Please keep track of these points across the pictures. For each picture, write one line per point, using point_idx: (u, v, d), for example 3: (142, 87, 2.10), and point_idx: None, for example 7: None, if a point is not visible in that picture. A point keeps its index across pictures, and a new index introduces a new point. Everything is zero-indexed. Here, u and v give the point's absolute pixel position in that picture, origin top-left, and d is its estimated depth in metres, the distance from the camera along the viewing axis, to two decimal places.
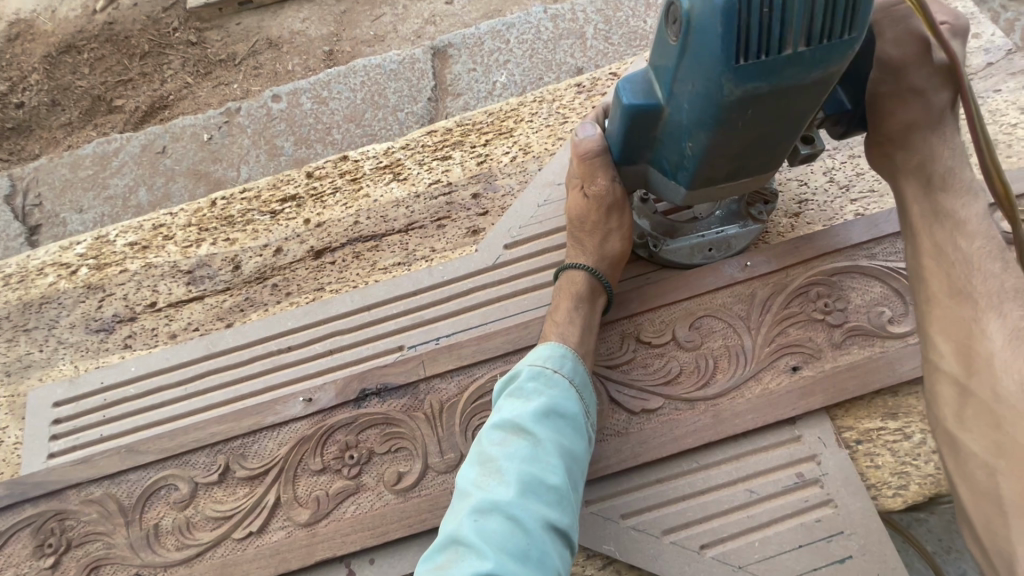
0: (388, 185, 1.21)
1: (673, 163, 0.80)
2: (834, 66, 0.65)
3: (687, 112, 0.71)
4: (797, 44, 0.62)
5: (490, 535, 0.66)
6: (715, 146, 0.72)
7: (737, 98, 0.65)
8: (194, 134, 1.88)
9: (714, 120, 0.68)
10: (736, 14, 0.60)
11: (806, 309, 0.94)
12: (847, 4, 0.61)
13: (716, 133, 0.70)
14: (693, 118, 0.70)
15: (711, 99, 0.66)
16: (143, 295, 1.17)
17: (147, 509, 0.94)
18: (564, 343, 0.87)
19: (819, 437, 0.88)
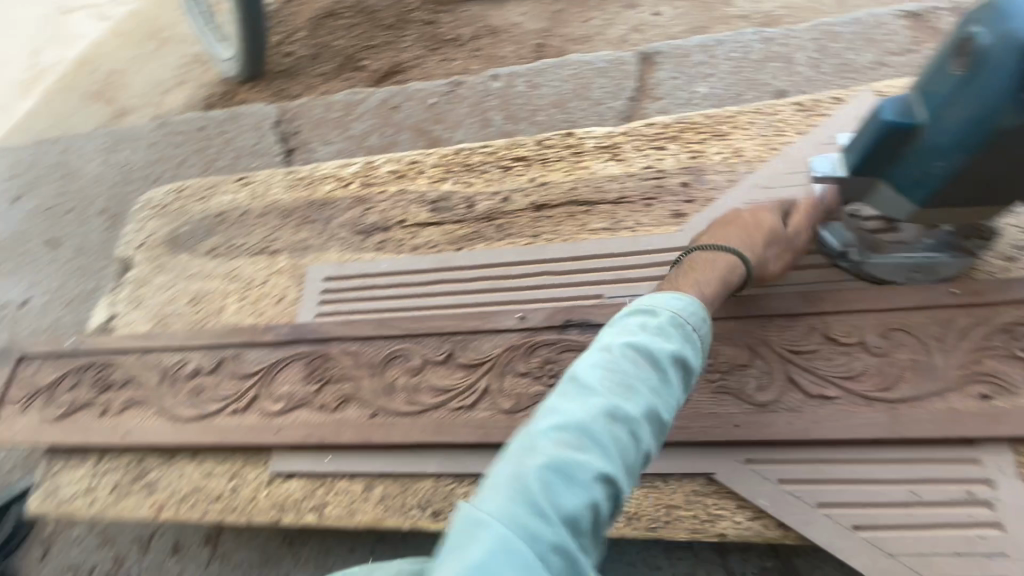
0: (606, 163, 1.39)
1: (908, 182, 0.90)
2: None
3: (952, 133, 0.81)
4: None
5: (618, 442, 0.68)
6: (973, 168, 0.82)
7: (1015, 125, 0.75)
8: (423, 96, 2.23)
9: (982, 143, 0.78)
10: None
11: (1008, 346, 0.97)
12: None
13: (979, 155, 0.80)
14: (959, 140, 0.80)
15: (986, 123, 0.77)
16: (396, 212, 1.47)
17: (387, 368, 1.22)
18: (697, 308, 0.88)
19: (999, 464, 0.92)
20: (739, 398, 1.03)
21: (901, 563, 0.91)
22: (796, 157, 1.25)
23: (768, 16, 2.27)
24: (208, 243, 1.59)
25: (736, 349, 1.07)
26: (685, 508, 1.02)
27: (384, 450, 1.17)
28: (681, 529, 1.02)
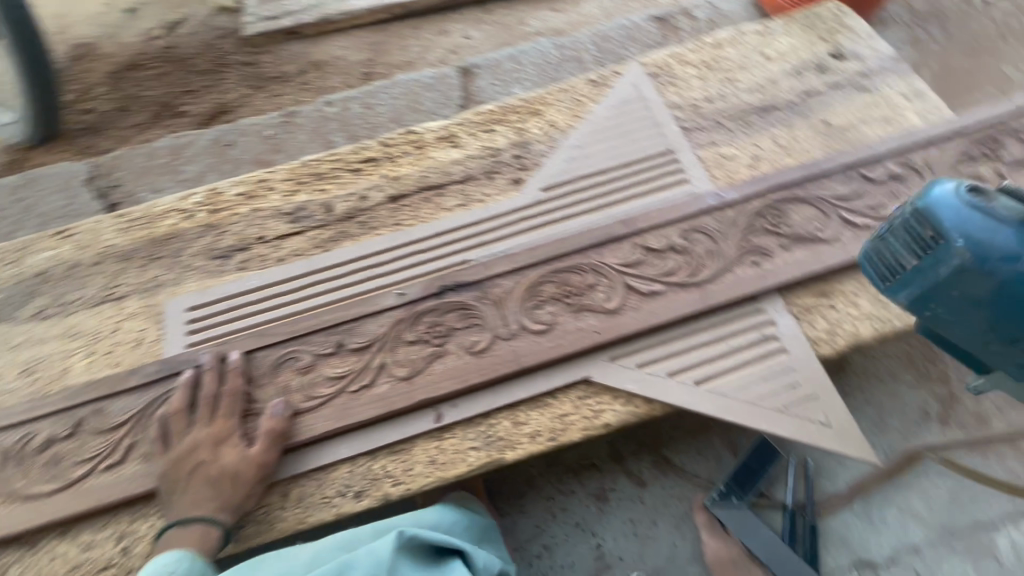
0: (448, 150, 1.56)
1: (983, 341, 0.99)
2: (953, 258, 0.92)
3: (936, 315, 0.99)
4: (909, 260, 0.97)
5: None
6: (988, 301, 0.93)
7: (942, 278, 0.94)
8: (257, 130, 2.21)
9: (963, 301, 0.95)
10: (887, 275, 1.01)
11: (763, 224, 1.32)
12: (919, 235, 0.95)
13: (978, 307, 0.94)
14: (943, 317, 0.99)
15: (934, 294, 0.96)
16: (254, 230, 1.47)
17: (277, 375, 1.22)
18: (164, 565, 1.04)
19: (775, 308, 1.25)
20: (595, 311, 1.24)
21: (731, 398, 1.17)
22: (596, 120, 1.54)
23: (559, 27, 2.64)
24: (34, 306, 1.41)
25: (583, 274, 1.28)
26: (574, 412, 1.20)
27: (290, 453, 1.17)
28: (575, 430, 1.19)
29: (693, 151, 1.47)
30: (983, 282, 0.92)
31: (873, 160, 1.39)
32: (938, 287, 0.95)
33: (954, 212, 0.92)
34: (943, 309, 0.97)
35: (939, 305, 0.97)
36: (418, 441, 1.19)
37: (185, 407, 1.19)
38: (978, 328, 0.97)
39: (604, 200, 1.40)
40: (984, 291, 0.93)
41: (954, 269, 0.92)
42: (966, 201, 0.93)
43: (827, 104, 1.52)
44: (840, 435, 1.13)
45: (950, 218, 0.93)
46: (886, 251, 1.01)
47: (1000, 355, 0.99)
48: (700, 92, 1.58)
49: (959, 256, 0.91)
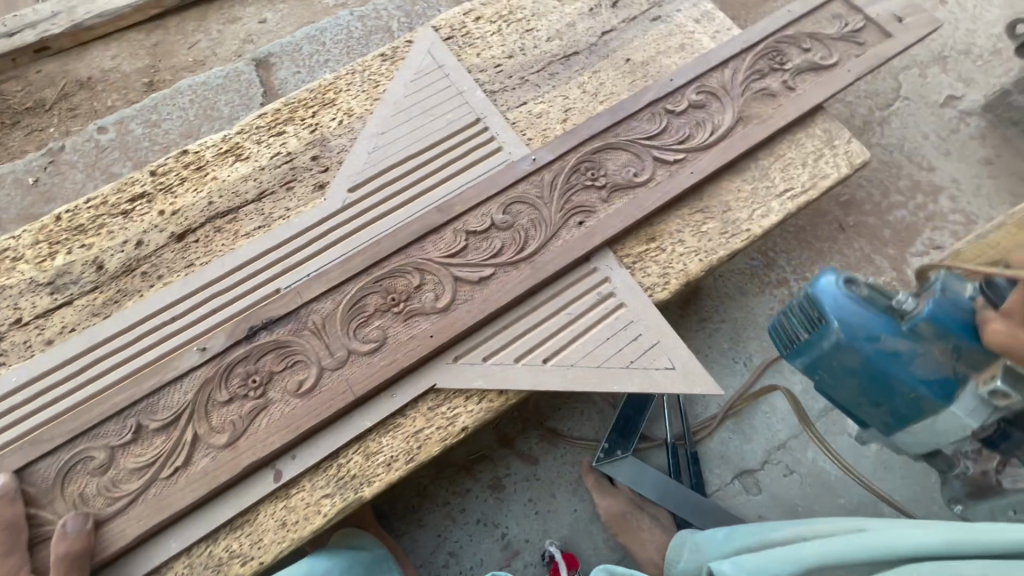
0: (234, 166, 1.35)
1: (874, 416, 1.12)
2: (835, 334, 1.06)
3: (828, 382, 1.12)
4: (801, 331, 1.12)
5: None
6: (863, 377, 1.07)
7: (828, 349, 1.07)
8: (17, 179, 1.82)
9: (843, 371, 1.08)
10: (789, 342, 1.16)
11: (581, 180, 1.28)
12: (811, 315, 1.10)
13: (856, 378, 1.07)
14: (832, 383, 1.12)
15: (823, 363, 1.10)
16: (6, 314, 1.20)
17: (68, 484, 1.02)
18: None
19: (607, 264, 1.23)
20: (426, 313, 1.15)
21: (580, 367, 1.13)
22: (394, 100, 1.39)
23: None
24: None
25: (407, 276, 1.18)
26: (428, 425, 1.11)
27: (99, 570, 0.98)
28: (433, 444, 1.10)
29: (502, 115, 1.39)
30: (855, 356, 1.05)
31: (675, 92, 1.38)
32: (825, 358, 1.09)
33: (834, 300, 1.06)
34: (831, 377, 1.10)
35: (827, 374, 1.11)
36: (262, 507, 1.05)
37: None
38: (856, 395, 1.10)
39: (417, 187, 1.28)
40: (858, 364, 1.06)
41: (832, 345, 1.06)
42: (843, 291, 1.07)
43: (623, 40, 1.49)
44: (688, 375, 1.14)
45: (831, 304, 1.06)
46: (790, 323, 1.16)
47: (873, 415, 1.12)
48: (499, 49, 1.48)
49: (834, 335, 1.05)
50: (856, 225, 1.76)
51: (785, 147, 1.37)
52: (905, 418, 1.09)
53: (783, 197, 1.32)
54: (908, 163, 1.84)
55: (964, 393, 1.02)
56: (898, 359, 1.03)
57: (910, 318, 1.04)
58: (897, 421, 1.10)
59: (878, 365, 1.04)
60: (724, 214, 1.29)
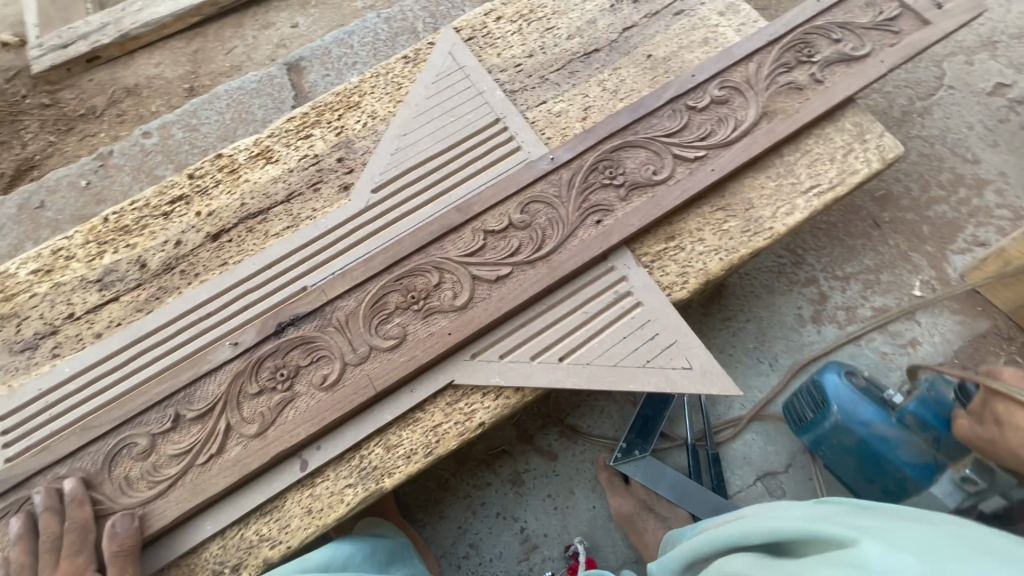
0: (264, 168, 1.41)
1: (871, 492, 1.35)
2: (832, 416, 1.35)
3: (828, 456, 1.38)
4: (806, 412, 1.40)
5: None
6: (855, 454, 1.34)
7: (829, 428, 1.35)
8: (71, 182, 1.94)
9: (834, 446, 1.36)
10: (798, 421, 1.43)
11: (599, 179, 1.28)
12: (813, 397, 1.39)
13: (849, 454, 1.34)
14: (832, 457, 1.37)
15: (821, 439, 1.38)
16: (60, 310, 1.29)
17: (114, 467, 1.10)
18: None
19: (625, 263, 1.23)
20: (444, 311, 1.18)
21: (596, 366, 1.14)
22: (416, 103, 1.43)
23: None
24: None
25: (427, 274, 1.21)
26: (446, 420, 1.14)
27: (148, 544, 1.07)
28: (450, 438, 1.13)
29: (522, 114, 1.40)
30: (849, 435, 1.33)
31: (697, 88, 1.36)
32: (826, 436, 1.36)
33: (838, 389, 1.36)
34: (831, 453, 1.37)
35: (827, 450, 1.37)
36: (289, 494, 1.10)
37: (25, 559, 1.04)
38: (850, 471, 1.36)
39: (438, 188, 1.31)
40: (852, 443, 1.33)
41: (833, 425, 1.35)
42: (845, 382, 1.36)
43: (644, 36, 1.48)
44: (706, 376, 1.12)
45: (834, 391, 1.36)
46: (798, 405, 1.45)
47: (868, 490, 1.35)
48: (519, 49, 1.49)
49: (833, 417, 1.34)
50: (892, 221, 1.69)
51: (813, 142, 1.33)
52: (896, 495, 1.31)
53: (809, 194, 1.28)
54: (951, 155, 1.75)
55: (943, 479, 1.23)
56: (885, 442, 1.31)
57: (898, 411, 1.34)
58: (887, 498, 1.33)
59: (870, 445, 1.31)
60: (746, 212, 1.27)
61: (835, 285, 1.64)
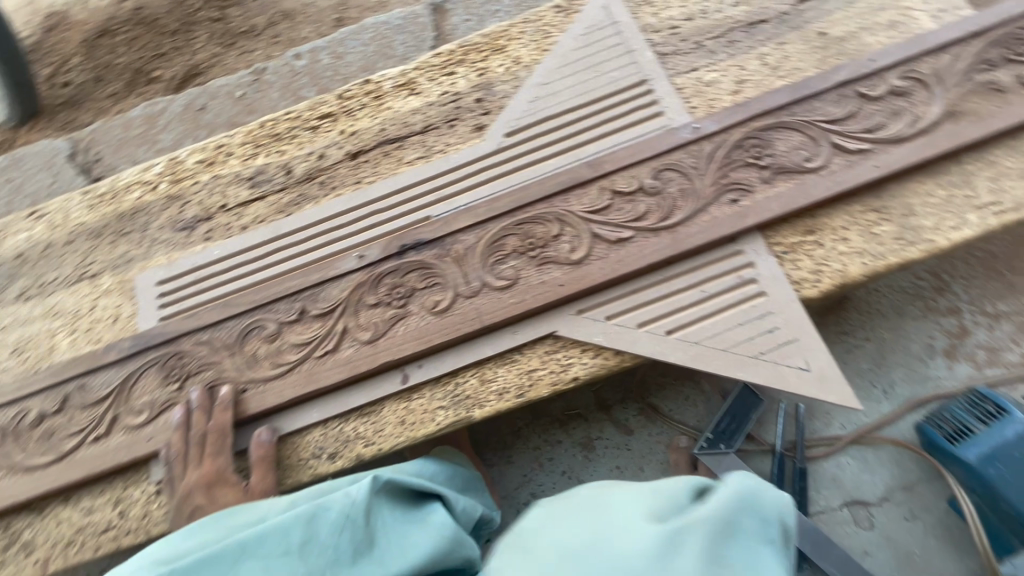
0: (406, 99, 1.47)
1: None
2: (1015, 423, 1.26)
3: (1003, 473, 1.24)
4: (975, 424, 1.29)
5: None
6: None
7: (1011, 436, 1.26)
8: (229, 92, 2.13)
9: (1015, 458, 1.24)
10: (962, 436, 1.29)
11: (743, 157, 1.21)
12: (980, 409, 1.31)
13: None
14: (1009, 474, 1.23)
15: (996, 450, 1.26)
16: (216, 199, 1.44)
17: (245, 344, 1.23)
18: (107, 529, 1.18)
19: (755, 248, 1.16)
20: (559, 262, 1.18)
21: (704, 347, 1.11)
22: (562, 53, 1.41)
23: None
24: (15, 289, 1.44)
25: (547, 224, 1.22)
26: (542, 367, 1.16)
27: (282, 412, 1.19)
28: (543, 385, 1.15)
29: (670, 79, 1.33)
30: None
31: (874, 75, 1.23)
32: (1005, 446, 1.25)
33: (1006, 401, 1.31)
34: (1009, 469, 1.24)
35: (1005, 466, 1.24)
36: (387, 402, 1.18)
37: (181, 447, 1.14)
38: None
39: (572, 141, 1.30)
40: None
41: (1015, 433, 1.25)
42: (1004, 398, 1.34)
43: (821, 11, 1.34)
44: (821, 382, 1.06)
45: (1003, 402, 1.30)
46: (953, 420, 1.32)
47: None
48: (677, 10, 1.41)
49: (1017, 424, 1.26)
50: None
51: (1002, 153, 1.16)
52: None
53: (984, 211, 1.13)
54: None
55: None
56: None
57: None
58: None
59: None
60: (904, 218, 1.15)
61: (980, 321, 1.46)
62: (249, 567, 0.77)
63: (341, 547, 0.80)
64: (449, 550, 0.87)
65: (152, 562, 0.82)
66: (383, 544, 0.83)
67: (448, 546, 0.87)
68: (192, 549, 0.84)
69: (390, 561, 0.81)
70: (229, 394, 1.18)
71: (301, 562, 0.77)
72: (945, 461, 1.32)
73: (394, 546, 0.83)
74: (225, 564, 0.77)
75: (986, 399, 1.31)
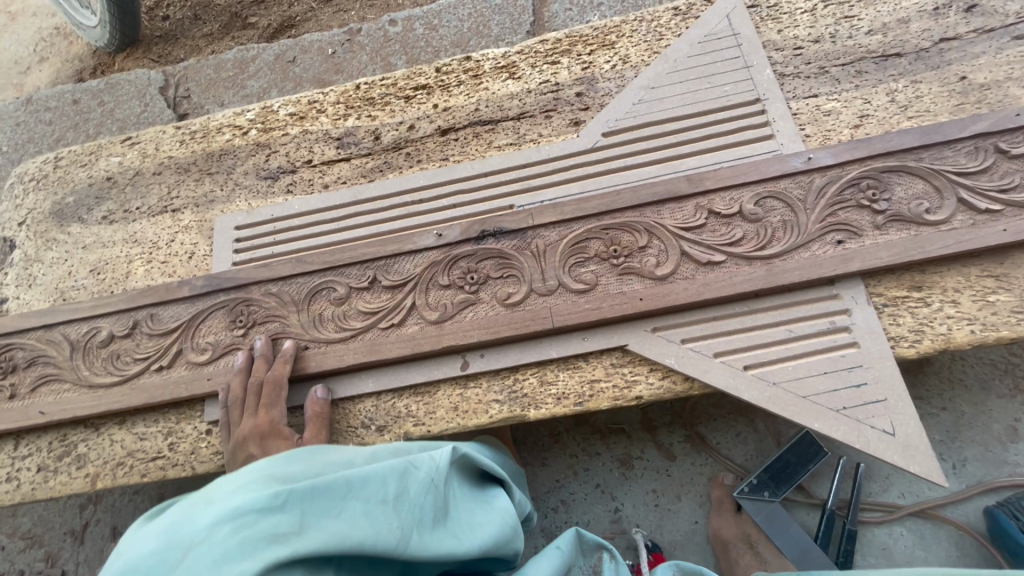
0: (505, 82, 1.44)
1: None
2: None
3: None
4: None
5: None
6: None
7: None
8: (321, 48, 2.15)
9: None
10: None
11: (856, 197, 1.13)
12: None
13: None
14: None
15: None
16: (301, 153, 1.45)
17: (313, 302, 1.23)
18: (156, 458, 1.21)
19: (854, 296, 1.09)
20: (642, 275, 1.15)
21: (783, 389, 1.05)
22: (675, 57, 1.35)
23: None
24: (100, 210, 1.49)
25: (635, 234, 1.18)
26: (606, 379, 1.12)
27: (340, 375, 1.19)
28: (604, 398, 1.11)
29: (786, 102, 1.26)
30: None
31: (1018, 131, 1.12)
32: None
33: None
34: None
35: None
36: (443, 386, 1.17)
37: (239, 393, 1.15)
38: None
39: (672, 151, 1.25)
40: None
41: None
42: None
43: (965, 53, 1.24)
44: (907, 450, 0.99)
45: None
46: None
47: None
48: (805, 30, 1.33)
49: None
50: None
51: None
52: None
53: None
54: None
55: None
56: None
57: None
58: None
59: None
60: None
61: None
62: (354, 508, 0.70)
63: (426, 509, 0.76)
64: (507, 539, 0.86)
65: (254, 477, 0.72)
66: (455, 516, 0.81)
67: (508, 535, 0.86)
68: (295, 473, 0.75)
69: (460, 533, 0.79)
70: (291, 348, 1.18)
71: (397, 514, 0.72)
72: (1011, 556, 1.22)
73: (463, 521, 0.81)
74: (333, 498, 0.70)
75: None
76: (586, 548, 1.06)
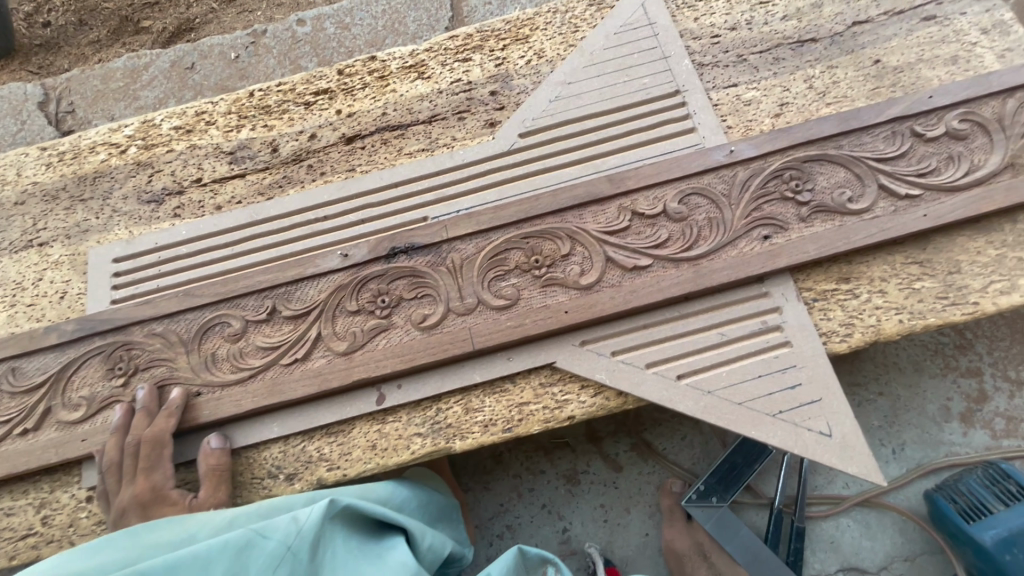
0: (414, 83, 1.32)
1: None
2: None
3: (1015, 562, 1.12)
4: (997, 506, 1.17)
5: None
6: None
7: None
8: (222, 52, 1.96)
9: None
10: (972, 516, 1.18)
11: (779, 189, 1.09)
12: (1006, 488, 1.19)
13: None
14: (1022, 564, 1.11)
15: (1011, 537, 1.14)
16: (189, 172, 1.29)
17: (204, 340, 1.09)
18: (27, 535, 1.03)
19: (783, 292, 1.05)
20: (566, 286, 1.07)
21: (718, 398, 0.99)
22: (591, 51, 1.27)
23: None
24: None
25: (557, 241, 1.10)
26: (535, 401, 1.04)
27: (240, 422, 1.05)
28: (534, 422, 1.02)
29: (706, 93, 1.21)
30: None
31: (930, 114, 1.11)
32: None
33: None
34: None
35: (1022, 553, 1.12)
36: (358, 422, 1.05)
37: (114, 456, 1.00)
38: None
39: (592, 150, 1.17)
40: None
41: None
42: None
43: (877, 36, 1.22)
44: (845, 451, 0.95)
45: None
46: (969, 495, 1.21)
47: None
48: (721, 17, 1.28)
49: None
50: None
51: None
52: None
53: None
54: None
55: None
56: None
57: None
58: None
59: None
60: (949, 275, 1.04)
61: (1001, 385, 1.36)
62: None
63: None
64: None
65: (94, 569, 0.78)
66: None
67: None
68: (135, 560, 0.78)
69: None
70: (179, 399, 1.04)
71: None
72: (952, 538, 1.21)
73: None
74: None
75: (1009, 477, 1.20)
76: (532, 564, 1.02)
